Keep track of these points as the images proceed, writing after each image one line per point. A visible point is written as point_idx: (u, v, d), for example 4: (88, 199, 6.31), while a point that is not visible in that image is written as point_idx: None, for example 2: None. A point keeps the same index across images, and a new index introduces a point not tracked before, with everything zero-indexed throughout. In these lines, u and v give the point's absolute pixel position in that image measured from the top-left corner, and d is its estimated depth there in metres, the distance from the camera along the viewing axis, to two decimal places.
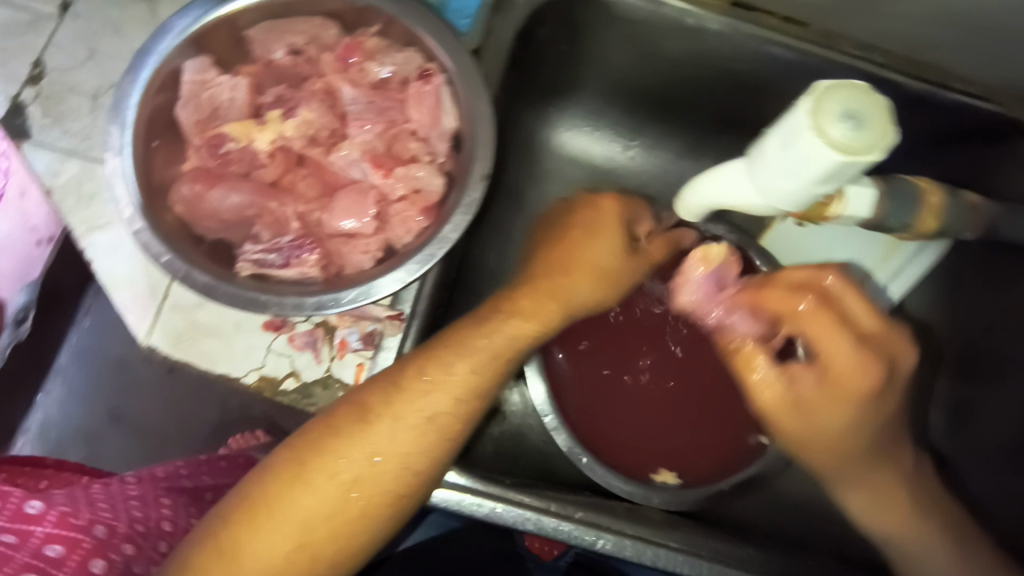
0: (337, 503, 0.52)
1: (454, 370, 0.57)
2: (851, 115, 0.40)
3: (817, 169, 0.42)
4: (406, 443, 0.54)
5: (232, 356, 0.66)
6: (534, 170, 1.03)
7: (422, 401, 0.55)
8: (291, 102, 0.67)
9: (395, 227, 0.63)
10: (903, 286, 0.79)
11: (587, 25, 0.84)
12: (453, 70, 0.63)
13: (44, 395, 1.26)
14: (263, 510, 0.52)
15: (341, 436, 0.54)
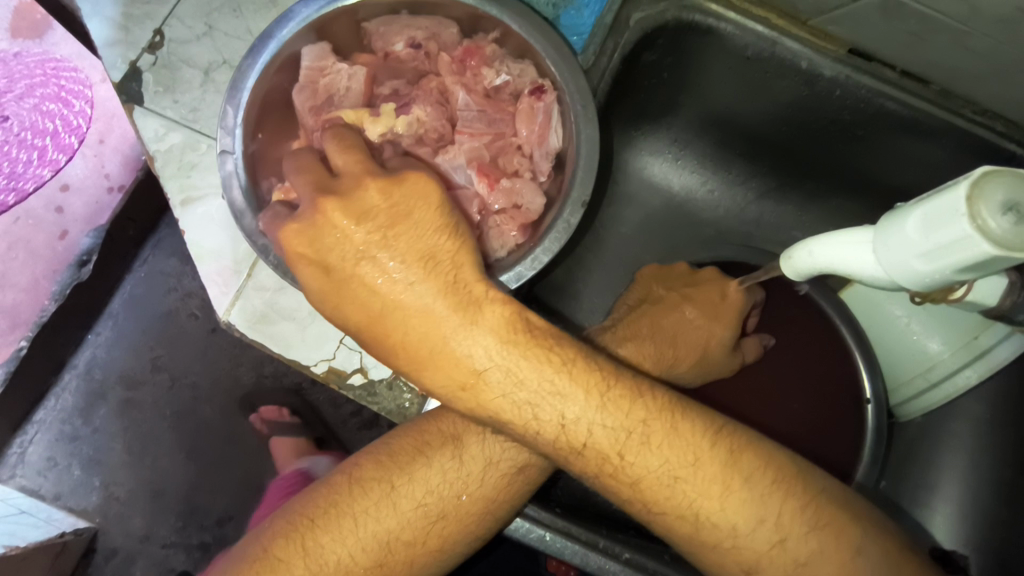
0: (418, 527, 0.56)
1: None
2: (1014, 206, 0.37)
3: (961, 258, 0.40)
4: (489, 482, 0.58)
5: (304, 344, 0.67)
6: (613, 193, 1.02)
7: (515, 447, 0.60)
8: (406, 99, 0.65)
9: (490, 239, 0.62)
10: (985, 371, 0.75)
11: (695, 53, 0.83)
12: (568, 90, 0.62)
13: (94, 336, 1.26)
14: (347, 520, 0.55)
15: (433, 467, 0.58)
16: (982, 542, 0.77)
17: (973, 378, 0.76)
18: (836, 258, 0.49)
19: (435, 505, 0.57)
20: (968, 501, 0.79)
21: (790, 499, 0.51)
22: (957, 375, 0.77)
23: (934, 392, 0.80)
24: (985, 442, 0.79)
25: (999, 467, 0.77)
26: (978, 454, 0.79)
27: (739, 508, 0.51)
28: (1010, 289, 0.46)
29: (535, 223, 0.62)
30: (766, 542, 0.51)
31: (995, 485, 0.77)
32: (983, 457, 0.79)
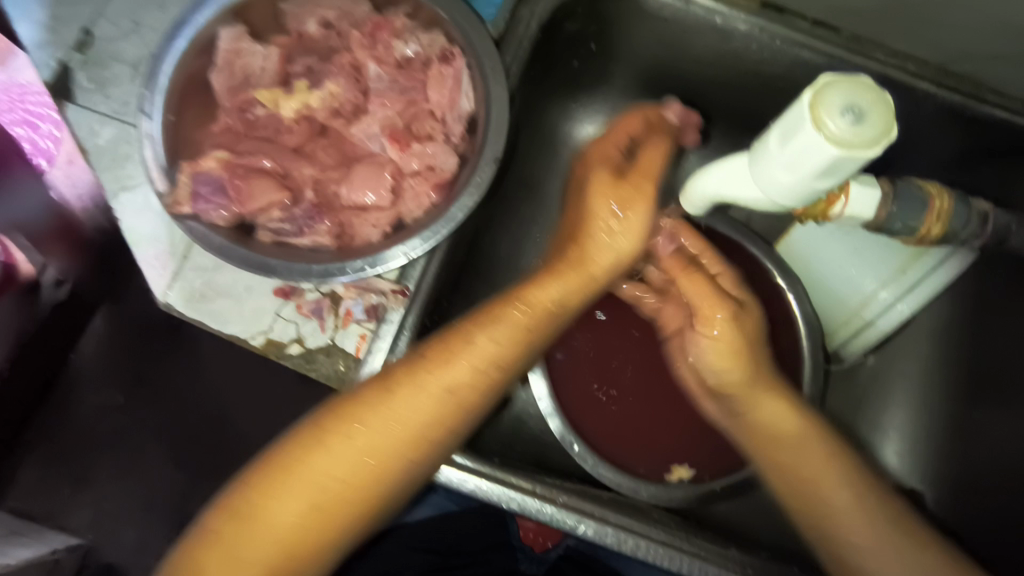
0: (352, 469, 0.56)
1: (475, 341, 0.60)
2: (851, 109, 0.39)
3: (816, 169, 0.42)
4: (419, 414, 0.57)
5: (241, 319, 0.69)
6: (555, 166, 1.01)
7: (447, 371, 0.59)
8: (318, 73, 0.66)
9: (407, 202, 0.63)
10: (917, 302, 0.76)
11: (615, 20, 0.85)
12: (475, 54, 0.64)
13: (77, 355, 1.25)
14: (282, 474, 0.55)
15: (365, 406, 0.57)
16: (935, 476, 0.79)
17: (908, 309, 0.77)
18: (730, 186, 0.51)
19: (367, 446, 0.56)
20: (918, 438, 0.81)
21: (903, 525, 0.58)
22: (892, 310, 0.78)
23: (871, 330, 0.80)
24: (931, 378, 0.80)
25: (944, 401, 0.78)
26: (925, 390, 0.81)
27: (861, 518, 0.58)
28: (885, 200, 0.48)
29: (449, 183, 0.63)
30: (878, 545, 0.57)
31: (943, 419, 0.79)
32: (929, 392, 0.81)
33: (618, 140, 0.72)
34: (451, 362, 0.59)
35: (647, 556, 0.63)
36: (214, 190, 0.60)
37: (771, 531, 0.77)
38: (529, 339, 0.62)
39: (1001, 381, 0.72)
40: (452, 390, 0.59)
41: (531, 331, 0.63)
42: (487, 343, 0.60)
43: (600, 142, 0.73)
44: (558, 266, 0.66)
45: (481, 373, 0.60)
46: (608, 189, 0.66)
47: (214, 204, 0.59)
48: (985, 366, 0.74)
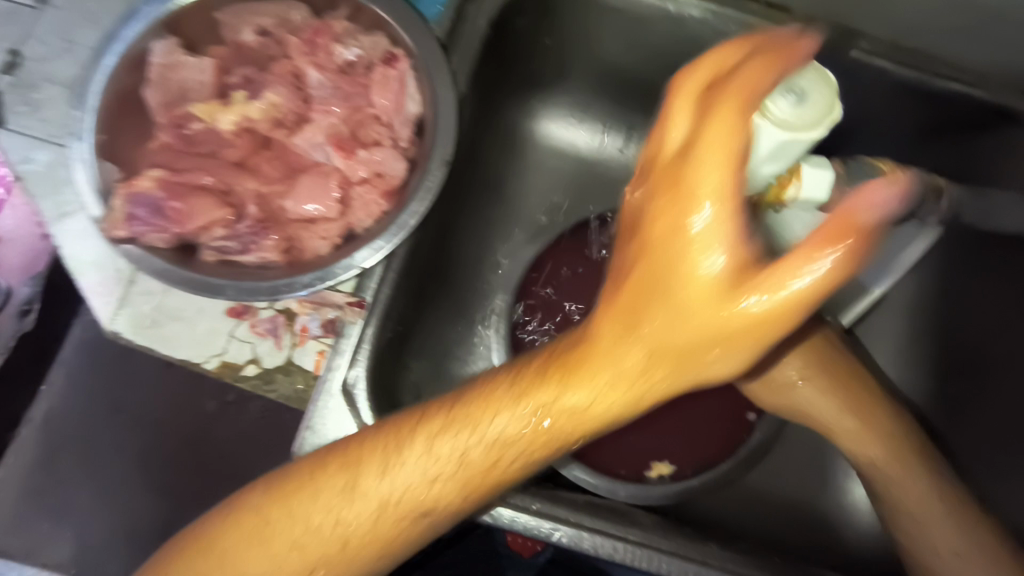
0: (363, 525, 0.48)
1: (471, 453, 0.47)
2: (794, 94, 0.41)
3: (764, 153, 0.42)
4: (453, 478, 0.48)
5: (193, 343, 0.65)
6: (517, 164, 0.98)
7: (423, 487, 0.47)
8: (257, 84, 0.64)
9: (356, 211, 0.60)
10: (888, 281, 0.76)
11: (566, 13, 0.83)
12: (418, 55, 0.62)
13: (46, 387, 1.07)
14: (214, 560, 0.49)
15: (315, 500, 0.48)
16: None
17: (878, 291, 0.76)
18: None
19: (381, 506, 0.48)
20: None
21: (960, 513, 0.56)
22: (863, 289, 0.77)
23: (842, 314, 0.77)
24: None
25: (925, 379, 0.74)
26: (905, 370, 0.76)
27: (924, 501, 0.57)
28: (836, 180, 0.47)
29: (399, 190, 0.61)
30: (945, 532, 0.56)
31: None
32: (910, 371, 0.76)
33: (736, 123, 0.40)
34: (503, 419, 0.46)
35: (625, 559, 0.61)
36: (151, 212, 0.57)
37: (754, 521, 0.75)
38: (536, 455, 0.47)
39: (982, 354, 0.69)
40: (494, 454, 0.47)
41: (624, 382, 0.44)
42: (559, 407, 0.45)
43: (693, 103, 0.42)
44: (638, 281, 0.43)
45: (540, 438, 0.46)
46: (712, 199, 0.40)
47: (151, 225, 0.57)
48: (955, 340, 0.72)
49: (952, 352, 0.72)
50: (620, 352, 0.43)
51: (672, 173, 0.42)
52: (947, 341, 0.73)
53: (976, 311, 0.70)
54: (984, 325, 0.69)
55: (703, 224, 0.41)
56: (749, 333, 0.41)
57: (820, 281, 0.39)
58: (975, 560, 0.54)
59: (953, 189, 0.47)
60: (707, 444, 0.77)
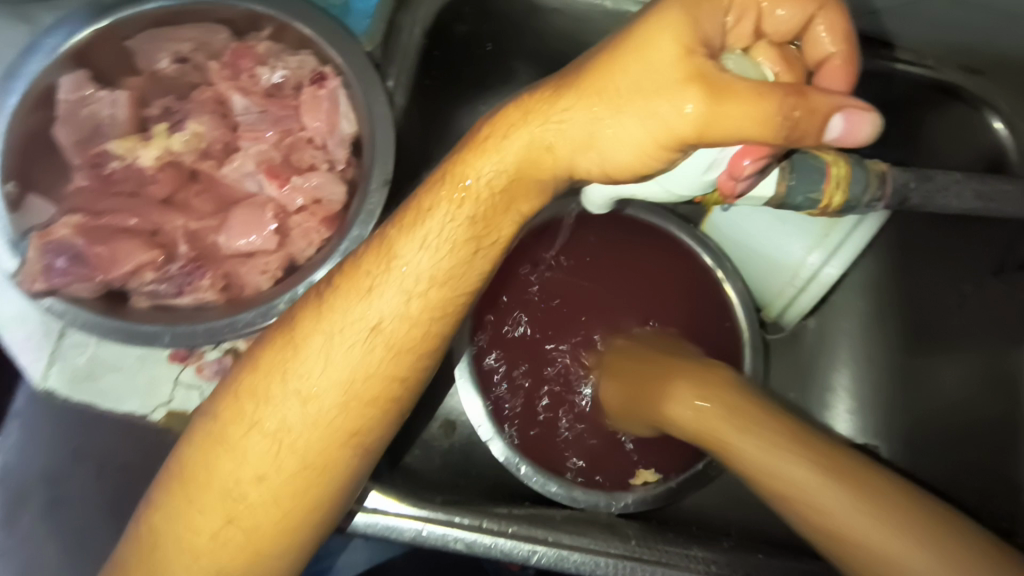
0: (338, 392, 0.42)
1: (404, 260, 0.42)
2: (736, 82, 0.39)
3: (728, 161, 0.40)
4: (407, 316, 0.42)
5: (136, 393, 0.62)
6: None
7: (367, 302, 0.42)
8: (178, 114, 0.60)
9: (296, 240, 0.57)
10: (845, 261, 0.73)
11: (504, 16, 0.82)
12: (348, 72, 0.60)
13: None
14: (195, 487, 0.43)
15: (265, 375, 0.43)
16: (887, 430, 0.79)
17: (835, 272, 0.74)
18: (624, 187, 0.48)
19: (347, 363, 0.42)
20: (868, 394, 0.81)
21: (868, 492, 0.49)
22: (822, 272, 0.74)
23: (802, 297, 0.77)
24: (869, 335, 0.81)
25: (888, 353, 0.79)
26: (867, 346, 0.81)
27: (817, 485, 0.50)
28: (782, 175, 0.46)
29: (340, 215, 0.58)
30: (847, 511, 0.49)
31: (886, 372, 0.80)
32: (871, 346, 0.81)
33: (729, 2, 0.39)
34: (431, 233, 0.42)
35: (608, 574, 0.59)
36: (70, 261, 0.53)
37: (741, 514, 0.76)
38: (488, 227, 0.43)
39: (936, 332, 0.75)
40: (440, 273, 0.42)
41: (518, 164, 0.41)
42: (473, 181, 0.42)
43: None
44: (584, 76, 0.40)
45: (464, 256, 0.42)
46: (663, 57, 0.37)
47: (73, 275, 0.53)
48: (921, 316, 0.76)
49: (912, 328, 0.77)
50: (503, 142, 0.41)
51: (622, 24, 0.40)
52: (906, 316, 0.78)
53: (931, 289, 0.76)
54: (938, 300, 0.75)
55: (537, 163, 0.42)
56: (688, 142, 0.37)
57: (745, 121, 0.36)
58: (887, 533, 0.47)
59: (896, 173, 0.47)
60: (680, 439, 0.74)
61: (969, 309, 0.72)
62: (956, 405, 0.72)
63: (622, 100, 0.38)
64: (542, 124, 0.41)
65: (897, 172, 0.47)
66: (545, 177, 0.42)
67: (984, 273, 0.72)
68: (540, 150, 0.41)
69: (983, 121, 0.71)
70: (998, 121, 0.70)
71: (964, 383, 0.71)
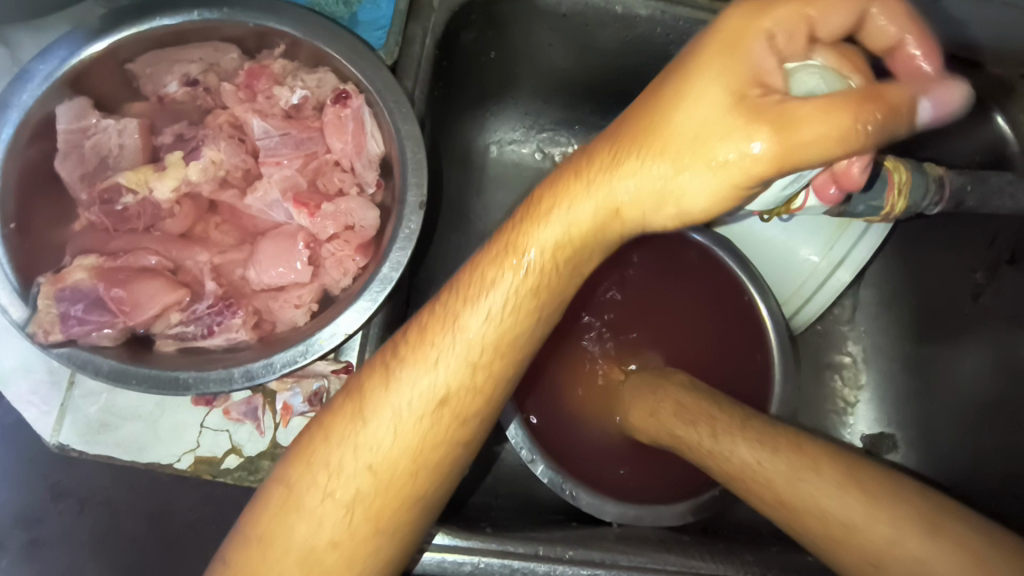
0: (402, 457, 0.40)
1: (466, 327, 0.40)
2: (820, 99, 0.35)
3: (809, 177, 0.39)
4: (472, 385, 0.40)
5: (158, 442, 0.57)
6: (475, 183, 0.94)
7: (428, 371, 0.40)
8: (192, 141, 0.56)
9: (330, 270, 0.54)
10: (856, 268, 0.73)
11: (513, 22, 0.79)
12: (372, 90, 0.56)
13: None
14: (258, 549, 0.41)
15: (330, 440, 0.41)
16: (902, 419, 0.81)
17: (846, 277, 0.74)
18: None
19: (415, 431, 0.40)
20: (885, 383, 0.83)
21: (863, 484, 0.43)
22: (833, 277, 0.75)
23: (809, 305, 0.77)
24: (881, 326, 0.84)
25: (898, 342, 0.82)
26: (878, 337, 0.84)
27: (795, 477, 0.45)
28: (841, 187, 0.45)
29: (374, 240, 0.55)
30: (828, 500, 0.43)
31: (900, 360, 0.82)
32: (882, 335, 0.84)
33: (778, 22, 0.35)
34: (487, 300, 0.40)
35: None
36: (87, 308, 0.48)
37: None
38: (547, 297, 0.40)
39: (946, 319, 0.76)
40: (501, 338, 0.40)
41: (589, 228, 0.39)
42: (537, 251, 0.39)
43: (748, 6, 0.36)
44: (646, 126, 0.37)
45: (527, 323, 0.40)
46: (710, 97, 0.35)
47: (91, 323, 0.48)
48: (934, 305, 0.78)
49: (926, 318, 0.79)
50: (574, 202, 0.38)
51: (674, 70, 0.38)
52: (914, 304, 0.81)
53: (948, 280, 0.76)
54: (949, 288, 0.76)
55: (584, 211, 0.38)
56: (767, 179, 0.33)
57: (823, 142, 0.32)
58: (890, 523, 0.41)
59: (953, 177, 0.46)
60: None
61: (984, 299, 0.73)
62: (973, 393, 0.73)
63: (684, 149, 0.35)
64: (605, 195, 0.38)
65: (953, 175, 0.47)
66: (609, 238, 0.40)
67: (990, 260, 0.72)
68: (592, 213, 0.38)
69: (985, 115, 0.68)
70: (1001, 116, 0.67)
71: (980, 372, 0.72)
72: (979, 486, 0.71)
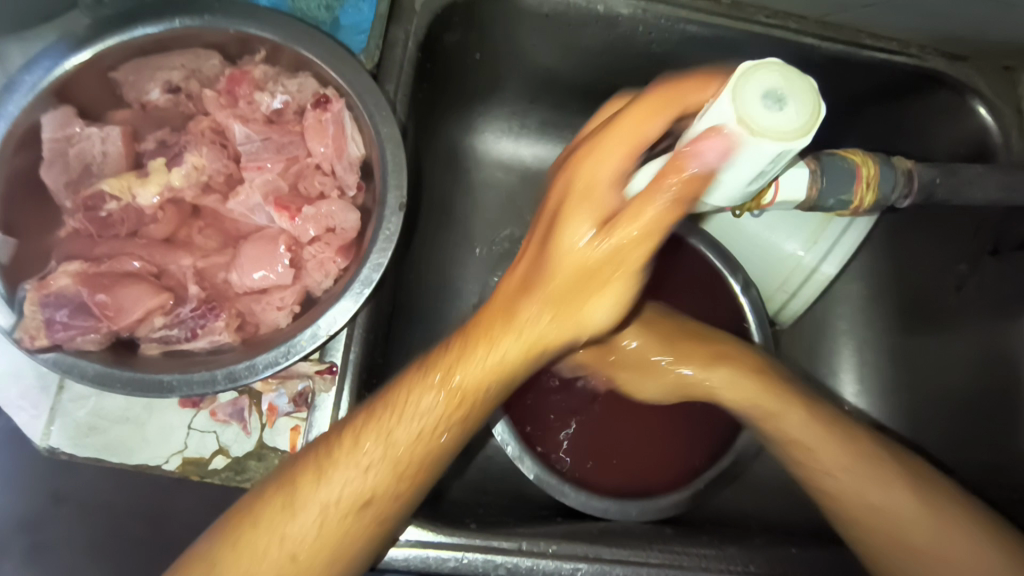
0: (319, 547, 0.46)
1: (395, 439, 0.46)
2: (783, 93, 0.36)
3: (790, 157, 0.37)
4: (390, 491, 0.47)
5: (146, 443, 0.58)
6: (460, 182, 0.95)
7: (357, 477, 0.46)
8: (174, 147, 0.57)
9: (311, 272, 0.55)
10: (838, 263, 0.76)
11: (495, 23, 0.80)
12: (352, 93, 0.57)
13: None
14: None
15: (257, 527, 0.46)
16: (893, 409, 0.81)
17: (830, 271, 0.76)
18: None
19: (360, 517, 0.47)
20: (872, 377, 0.83)
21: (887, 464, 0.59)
22: (820, 269, 0.76)
23: (796, 299, 0.80)
24: (868, 319, 0.84)
25: (885, 335, 0.82)
26: (862, 329, 0.84)
27: (850, 460, 0.58)
28: (814, 177, 0.46)
29: (355, 242, 0.56)
30: (867, 476, 0.58)
31: (886, 352, 0.82)
32: (868, 328, 0.84)
33: (612, 156, 0.41)
34: (415, 418, 0.46)
35: None
36: (72, 314, 0.49)
37: (761, 508, 0.80)
38: (462, 422, 0.47)
39: (931, 309, 0.77)
40: (416, 452, 0.46)
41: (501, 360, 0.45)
42: (459, 378, 0.45)
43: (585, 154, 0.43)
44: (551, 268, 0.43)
45: (444, 440, 0.47)
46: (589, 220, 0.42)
47: (77, 328, 0.49)
48: (917, 295, 0.78)
49: (911, 308, 0.79)
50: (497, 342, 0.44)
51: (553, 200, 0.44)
52: (901, 296, 0.80)
53: (929, 271, 0.77)
54: (931, 278, 0.77)
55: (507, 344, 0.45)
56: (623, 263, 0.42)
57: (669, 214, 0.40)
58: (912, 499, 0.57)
59: (922, 170, 0.47)
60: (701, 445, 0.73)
61: (967, 291, 0.73)
62: (957, 384, 0.74)
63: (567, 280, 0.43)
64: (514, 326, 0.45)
65: (922, 168, 0.47)
66: (520, 369, 0.46)
67: (969, 251, 0.72)
68: (511, 347, 0.44)
69: (967, 106, 0.76)
70: (981, 105, 0.75)
71: (966, 365, 0.73)
72: (964, 474, 0.74)
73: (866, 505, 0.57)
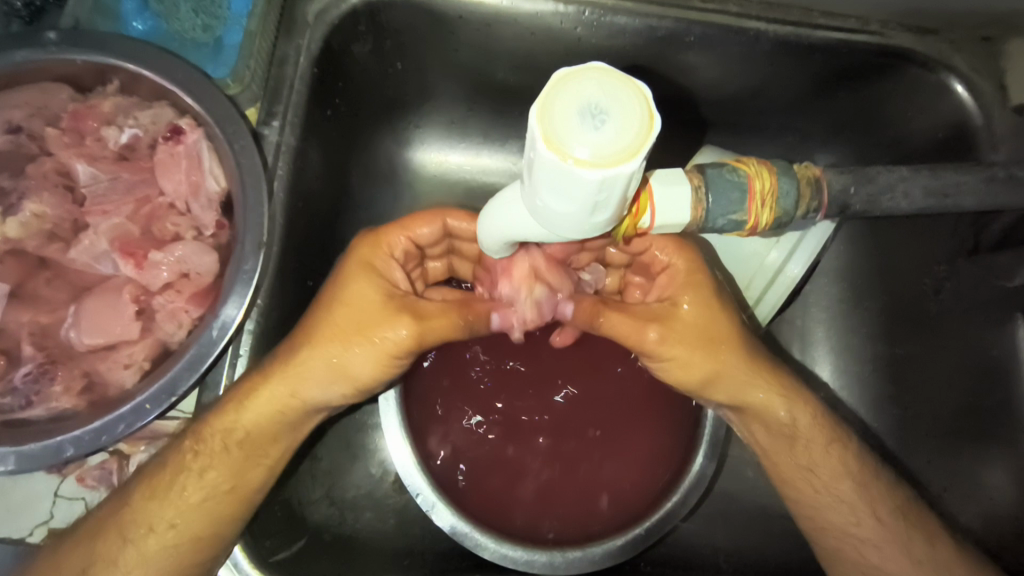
0: None
1: (156, 495, 0.50)
2: (604, 107, 0.29)
3: (624, 185, 0.30)
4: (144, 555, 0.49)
5: (7, 515, 0.53)
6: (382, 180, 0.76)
7: (119, 537, 0.50)
8: (11, 195, 0.51)
9: (163, 324, 0.50)
10: (806, 263, 0.63)
11: (402, 34, 0.66)
12: (210, 121, 0.52)
13: None
14: None
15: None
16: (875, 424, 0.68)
17: (797, 273, 0.63)
18: (514, 225, 0.39)
19: (163, 547, 0.50)
20: (854, 392, 0.70)
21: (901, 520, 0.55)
22: (781, 275, 0.64)
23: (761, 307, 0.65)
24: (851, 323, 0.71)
25: (868, 340, 0.69)
26: (844, 336, 0.71)
27: (853, 510, 0.55)
28: (696, 196, 0.39)
29: (213, 288, 0.51)
30: (874, 528, 0.55)
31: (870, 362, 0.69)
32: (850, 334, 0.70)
33: (393, 245, 0.53)
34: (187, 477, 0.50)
35: None
36: None
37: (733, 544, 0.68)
38: (227, 487, 0.51)
39: (918, 310, 0.64)
40: (182, 516, 0.50)
41: (263, 413, 0.51)
42: (224, 432, 0.50)
43: (370, 240, 0.53)
44: (314, 327, 0.51)
45: (215, 502, 0.51)
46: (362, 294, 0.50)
47: None
48: (898, 296, 0.66)
49: (896, 310, 0.66)
50: (257, 395, 0.50)
51: (336, 278, 0.52)
52: (883, 297, 0.67)
53: (921, 269, 0.64)
54: (915, 277, 0.64)
55: (269, 400, 0.50)
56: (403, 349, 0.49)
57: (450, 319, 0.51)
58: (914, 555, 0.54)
59: (832, 178, 0.41)
60: (653, 469, 0.62)
61: (948, 294, 0.62)
62: (948, 400, 0.62)
63: (322, 337, 0.50)
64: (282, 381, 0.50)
65: (833, 175, 0.42)
66: (296, 417, 0.52)
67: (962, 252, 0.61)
68: (271, 404, 0.51)
69: (941, 84, 0.63)
70: (957, 82, 0.63)
71: (954, 376, 0.62)
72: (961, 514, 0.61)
73: (870, 546, 0.54)
